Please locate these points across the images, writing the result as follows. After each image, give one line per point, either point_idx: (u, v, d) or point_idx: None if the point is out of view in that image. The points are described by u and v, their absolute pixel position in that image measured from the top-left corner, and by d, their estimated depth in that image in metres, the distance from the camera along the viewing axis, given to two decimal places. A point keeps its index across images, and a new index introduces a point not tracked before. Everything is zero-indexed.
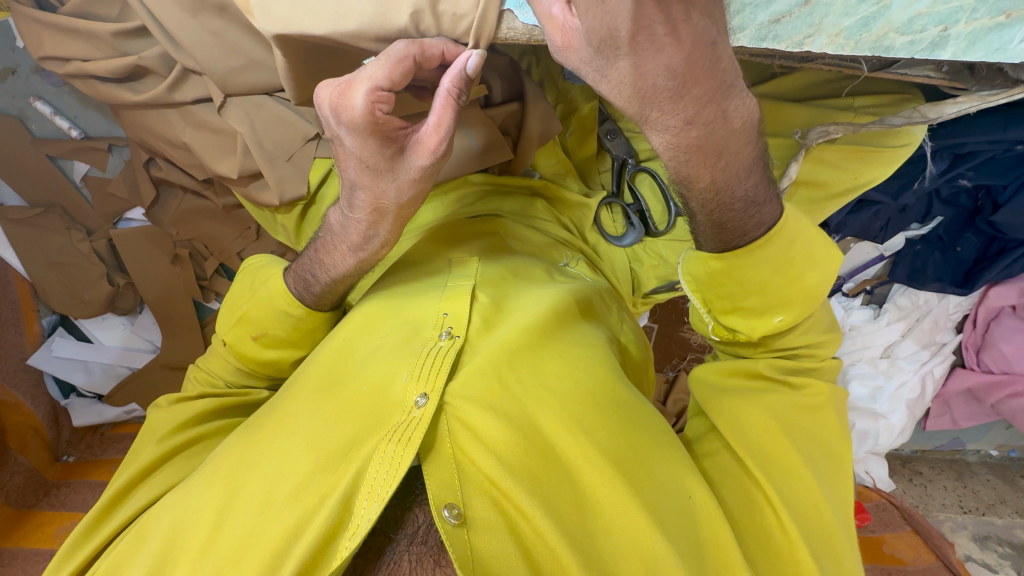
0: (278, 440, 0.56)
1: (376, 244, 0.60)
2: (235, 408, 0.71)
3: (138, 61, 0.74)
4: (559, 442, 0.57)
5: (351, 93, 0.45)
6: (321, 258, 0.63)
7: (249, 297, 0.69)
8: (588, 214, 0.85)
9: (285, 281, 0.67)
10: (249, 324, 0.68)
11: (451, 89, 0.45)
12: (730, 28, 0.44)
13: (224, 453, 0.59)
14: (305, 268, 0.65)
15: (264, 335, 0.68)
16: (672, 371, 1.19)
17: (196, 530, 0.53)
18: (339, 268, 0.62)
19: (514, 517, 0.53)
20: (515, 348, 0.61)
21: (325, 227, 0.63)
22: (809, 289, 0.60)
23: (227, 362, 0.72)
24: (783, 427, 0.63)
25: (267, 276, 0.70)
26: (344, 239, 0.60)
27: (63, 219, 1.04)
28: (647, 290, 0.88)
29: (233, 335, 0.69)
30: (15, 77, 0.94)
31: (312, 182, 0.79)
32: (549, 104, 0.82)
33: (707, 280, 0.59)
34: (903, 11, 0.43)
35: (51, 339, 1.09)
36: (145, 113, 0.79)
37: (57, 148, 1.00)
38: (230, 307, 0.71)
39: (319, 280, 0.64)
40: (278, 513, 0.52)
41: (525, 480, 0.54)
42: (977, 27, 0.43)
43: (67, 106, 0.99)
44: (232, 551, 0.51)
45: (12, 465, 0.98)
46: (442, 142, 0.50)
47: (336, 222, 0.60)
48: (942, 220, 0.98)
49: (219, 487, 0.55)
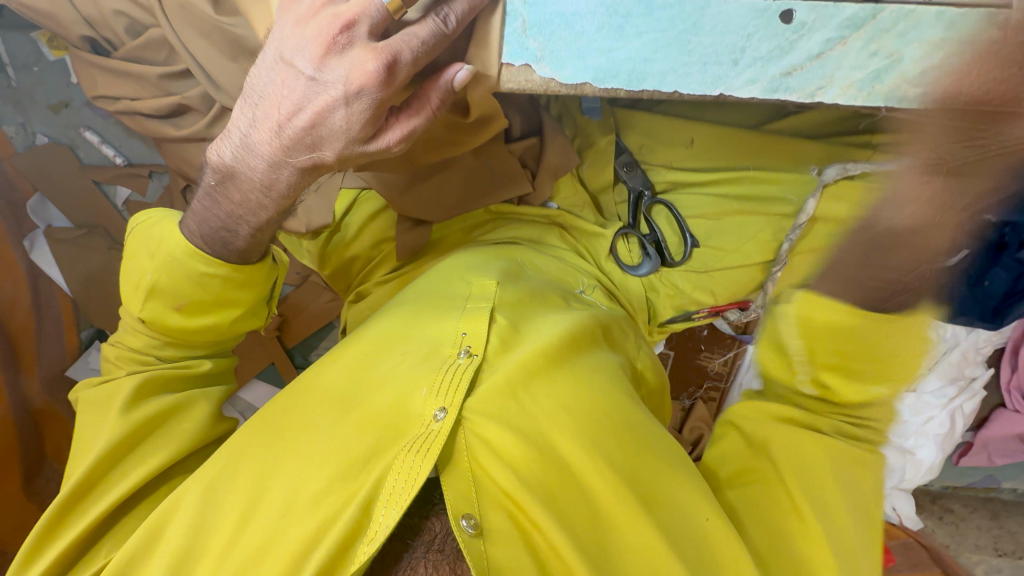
0: (299, 445, 0.58)
1: (284, 187, 0.56)
2: (176, 382, 0.66)
3: (182, 100, 0.78)
4: (573, 459, 0.58)
5: (394, 63, 0.46)
6: (229, 206, 0.58)
7: (153, 263, 0.62)
8: (604, 244, 0.85)
9: (188, 234, 0.61)
10: (164, 295, 0.62)
11: (469, 71, 0.48)
12: (742, 82, 0.45)
13: (242, 453, 0.59)
14: (215, 225, 0.60)
15: (187, 302, 0.62)
16: (689, 399, 1.21)
17: (220, 529, 0.54)
18: (260, 218, 0.58)
19: (530, 531, 0.54)
20: (531, 369, 0.62)
21: (217, 166, 0.57)
22: (901, 359, 0.63)
23: (149, 337, 0.66)
24: (820, 461, 0.62)
25: (162, 233, 0.62)
26: (251, 181, 0.56)
27: (106, 240, 1.10)
28: (663, 319, 0.90)
29: (151, 311, 0.63)
30: (68, 109, 1.05)
31: (339, 209, 0.88)
32: (567, 138, 0.85)
33: (825, 328, 0.63)
34: (915, 64, 0.44)
35: (89, 351, 1.10)
36: (185, 146, 0.84)
37: (102, 174, 1.08)
38: (132, 279, 0.63)
39: (236, 234, 0.60)
40: (299, 516, 0.53)
41: (540, 495, 0.55)
42: (992, 79, 0.44)
43: (113, 135, 1.08)
44: (255, 549, 0.53)
45: (47, 473, 0.98)
46: (399, 141, 0.52)
47: (243, 155, 0.55)
48: (972, 251, 0.92)
49: (241, 490, 0.56)
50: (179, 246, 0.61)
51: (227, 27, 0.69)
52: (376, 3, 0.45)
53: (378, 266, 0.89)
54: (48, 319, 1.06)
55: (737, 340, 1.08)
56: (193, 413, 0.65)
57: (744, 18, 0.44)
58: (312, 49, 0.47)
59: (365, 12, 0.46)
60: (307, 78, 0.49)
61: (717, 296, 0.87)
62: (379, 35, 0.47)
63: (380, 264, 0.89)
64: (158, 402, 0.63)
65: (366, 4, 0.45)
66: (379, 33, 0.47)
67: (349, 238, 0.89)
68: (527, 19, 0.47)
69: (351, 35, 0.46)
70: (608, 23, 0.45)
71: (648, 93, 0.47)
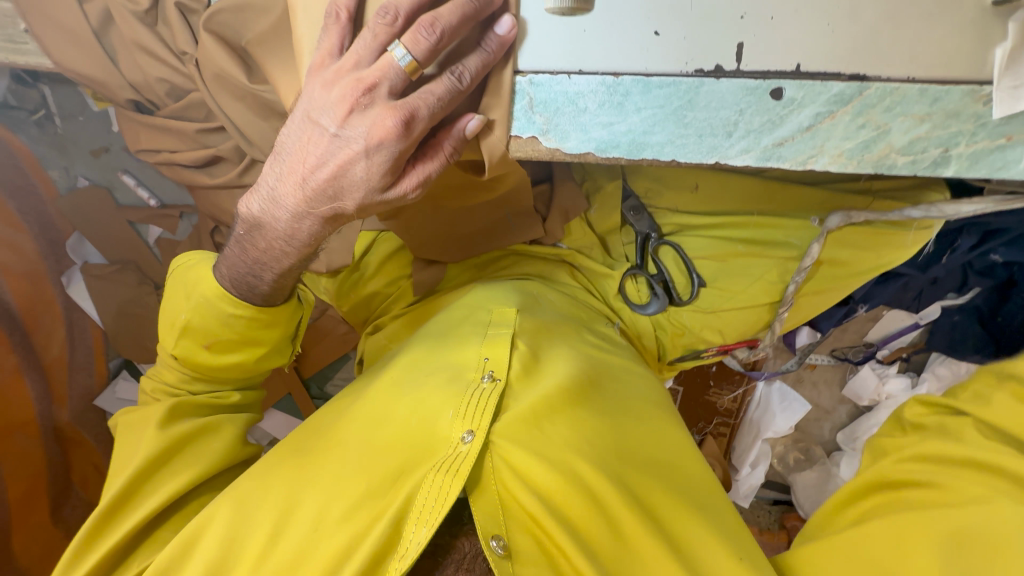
0: (328, 465, 0.59)
1: (305, 237, 0.60)
2: (204, 409, 0.70)
3: (216, 152, 0.85)
4: (597, 486, 0.57)
5: (412, 118, 0.50)
6: (255, 256, 0.62)
7: (187, 305, 0.66)
8: (611, 284, 0.87)
9: (219, 278, 0.65)
10: (195, 333, 0.66)
11: (480, 121, 0.51)
12: (734, 152, 0.49)
13: (277, 469, 0.61)
14: (242, 270, 0.63)
15: (214, 341, 0.66)
16: (699, 434, 1.24)
17: (253, 538, 0.55)
18: (283, 264, 0.62)
19: (557, 555, 0.54)
20: (555, 398, 0.62)
21: (244, 218, 0.61)
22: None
23: (180, 372, 0.70)
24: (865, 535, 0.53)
25: (197, 277, 0.66)
26: (275, 231, 0.60)
27: (136, 275, 1.16)
28: (671, 358, 0.91)
29: (183, 348, 0.67)
30: (108, 154, 1.13)
31: (357, 250, 0.92)
32: (578, 183, 0.89)
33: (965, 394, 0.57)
34: (903, 135, 0.47)
35: (115, 381, 1.16)
36: (218, 193, 0.90)
37: (136, 214, 1.15)
38: (167, 319, 0.68)
39: (261, 280, 0.63)
40: (328, 533, 0.54)
41: (564, 520, 0.55)
42: (978, 148, 0.46)
43: (148, 178, 1.15)
44: (288, 563, 0.53)
45: (73, 500, 1.02)
46: (415, 185, 0.55)
47: (267, 211, 0.59)
48: (980, 291, 0.95)
49: (270, 507, 0.57)
50: (210, 288, 0.64)
51: (260, 93, 0.74)
52: (395, 67, 0.49)
53: (394, 302, 0.92)
54: (80, 351, 1.11)
55: (745, 376, 1.13)
56: (221, 435, 0.68)
57: (736, 96, 0.47)
58: (337, 109, 0.51)
59: (385, 75, 0.49)
60: (330, 135, 0.52)
61: (726, 335, 0.87)
62: (398, 94, 0.51)
63: (396, 300, 0.92)
64: (189, 423, 0.66)
65: (386, 68, 0.49)
66: (398, 92, 0.50)
67: (368, 275, 0.93)
68: (533, 97, 0.51)
69: (373, 96, 0.50)
70: (608, 100, 0.50)
71: (647, 161, 0.51)
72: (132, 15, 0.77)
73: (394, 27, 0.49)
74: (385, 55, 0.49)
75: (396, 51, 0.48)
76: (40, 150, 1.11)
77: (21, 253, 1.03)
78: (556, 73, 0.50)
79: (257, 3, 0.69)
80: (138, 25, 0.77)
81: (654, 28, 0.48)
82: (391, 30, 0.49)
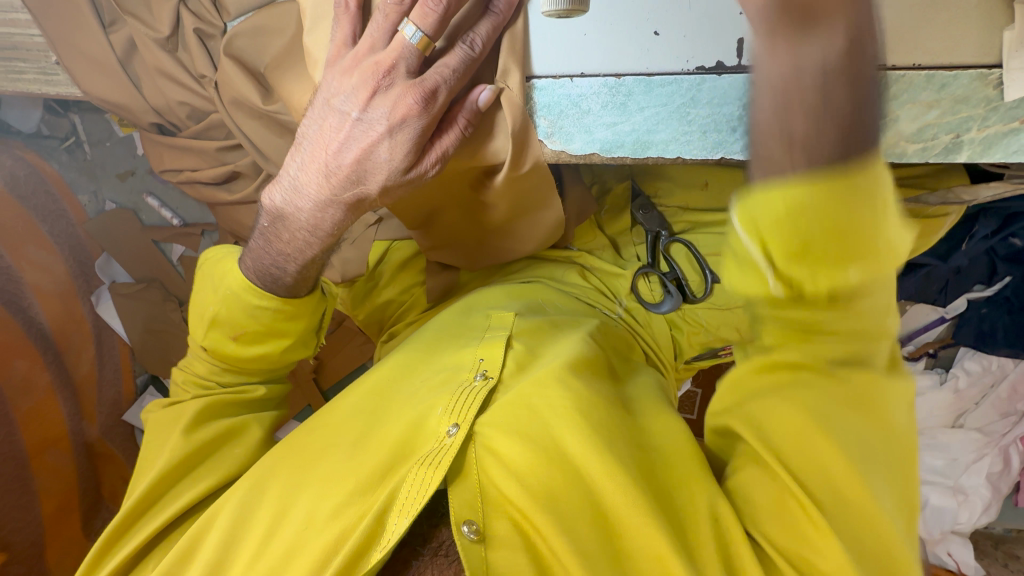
0: (322, 466, 0.60)
1: (329, 225, 0.62)
2: (232, 407, 0.71)
3: (235, 168, 0.89)
4: (584, 463, 0.56)
5: (432, 94, 0.53)
6: (280, 250, 0.64)
7: (214, 298, 0.68)
8: (623, 284, 0.86)
9: (246, 273, 0.67)
10: (223, 326, 0.68)
11: (492, 91, 0.55)
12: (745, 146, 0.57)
13: (273, 464, 0.62)
14: (267, 262, 0.65)
15: (243, 332, 0.68)
16: None
17: (249, 541, 0.57)
18: (307, 254, 0.64)
19: (533, 535, 0.53)
20: (546, 380, 0.62)
21: (268, 210, 0.64)
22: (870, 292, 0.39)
23: (210, 364, 0.72)
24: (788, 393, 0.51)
25: (225, 270, 0.69)
26: (298, 222, 0.62)
27: (161, 292, 1.20)
28: (688, 356, 0.88)
29: (211, 341, 0.69)
30: (133, 177, 1.20)
31: (373, 259, 0.94)
32: (586, 187, 0.87)
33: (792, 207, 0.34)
34: (914, 122, 0.53)
35: (143, 396, 1.18)
36: (238, 209, 0.94)
37: (160, 233, 1.21)
38: (198, 312, 0.70)
39: (285, 271, 0.65)
40: (318, 531, 0.55)
41: (542, 501, 0.54)
42: (990, 133, 0.52)
43: (170, 199, 1.22)
44: (279, 560, 0.55)
45: (103, 513, 1.05)
46: (434, 164, 0.57)
47: (291, 205, 0.62)
48: (1011, 280, 0.92)
49: (269, 509, 0.58)
50: (237, 281, 0.66)
51: (274, 114, 0.77)
52: (408, 46, 0.52)
53: (410, 308, 0.93)
54: (108, 368, 1.13)
55: None
56: (244, 439, 0.69)
57: (740, 91, 0.56)
58: (359, 94, 0.54)
59: (401, 55, 0.52)
60: (354, 119, 0.55)
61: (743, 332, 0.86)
62: (415, 74, 0.53)
63: (412, 307, 0.93)
64: (217, 425, 0.68)
65: (401, 48, 0.52)
66: (414, 70, 0.53)
67: (383, 283, 0.94)
68: (539, 102, 0.59)
69: (393, 77, 0.53)
70: (611, 101, 0.58)
71: (652, 157, 0.60)
72: (154, 42, 0.80)
73: (402, 6, 0.52)
74: (398, 35, 0.52)
75: (407, 29, 0.51)
76: (70, 175, 1.17)
77: (52, 275, 1.05)
78: (558, 77, 0.58)
79: (272, 27, 0.73)
80: (159, 52, 0.80)
81: (654, 29, 0.56)
82: (400, 9, 0.52)
